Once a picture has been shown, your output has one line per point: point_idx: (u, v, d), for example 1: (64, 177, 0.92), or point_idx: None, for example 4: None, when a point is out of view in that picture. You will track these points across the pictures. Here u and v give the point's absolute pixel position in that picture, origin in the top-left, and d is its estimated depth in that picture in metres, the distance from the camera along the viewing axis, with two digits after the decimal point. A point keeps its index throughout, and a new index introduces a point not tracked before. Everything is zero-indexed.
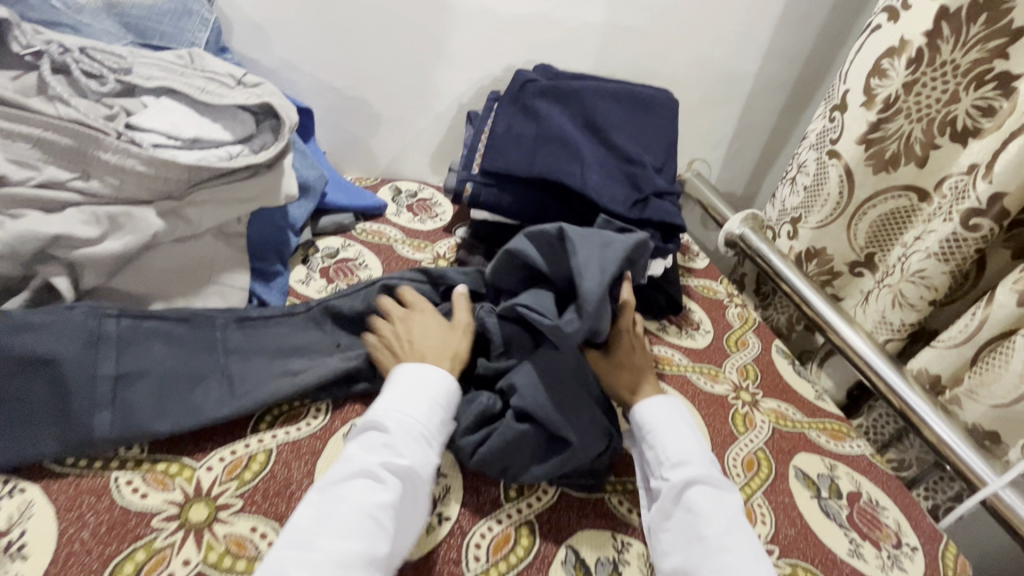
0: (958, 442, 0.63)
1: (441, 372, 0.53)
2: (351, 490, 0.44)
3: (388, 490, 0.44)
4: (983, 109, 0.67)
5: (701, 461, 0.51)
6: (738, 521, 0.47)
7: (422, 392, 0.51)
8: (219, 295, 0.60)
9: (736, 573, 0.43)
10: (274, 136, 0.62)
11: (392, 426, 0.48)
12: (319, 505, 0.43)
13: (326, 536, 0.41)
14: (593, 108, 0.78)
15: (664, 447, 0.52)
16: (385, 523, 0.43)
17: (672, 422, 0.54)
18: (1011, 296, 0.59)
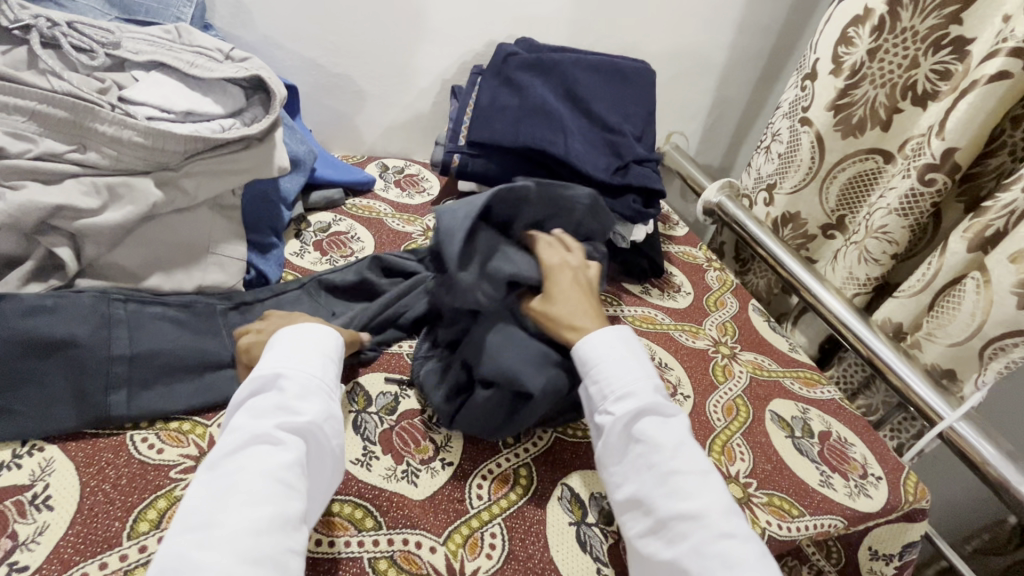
0: (921, 383, 0.68)
1: (326, 329, 0.52)
2: (245, 460, 0.41)
3: (289, 450, 0.42)
4: (941, 73, 0.72)
5: (644, 388, 0.50)
6: (687, 444, 0.47)
7: (305, 352, 0.49)
8: (217, 267, 0.62)
9: (689, 492, 0.44)
10: (264, 110, 0.64)
11: (284, 388, 0.45)
12: (218, 480, 0.40)
13: (225, 510, 0.38)
14: (575, 79, 0.81)
15: (606, 380, 0.50)
16: (294, 482, 0.41)
17: (613, 351, 0.51)
18: (962, 244, 0.64)
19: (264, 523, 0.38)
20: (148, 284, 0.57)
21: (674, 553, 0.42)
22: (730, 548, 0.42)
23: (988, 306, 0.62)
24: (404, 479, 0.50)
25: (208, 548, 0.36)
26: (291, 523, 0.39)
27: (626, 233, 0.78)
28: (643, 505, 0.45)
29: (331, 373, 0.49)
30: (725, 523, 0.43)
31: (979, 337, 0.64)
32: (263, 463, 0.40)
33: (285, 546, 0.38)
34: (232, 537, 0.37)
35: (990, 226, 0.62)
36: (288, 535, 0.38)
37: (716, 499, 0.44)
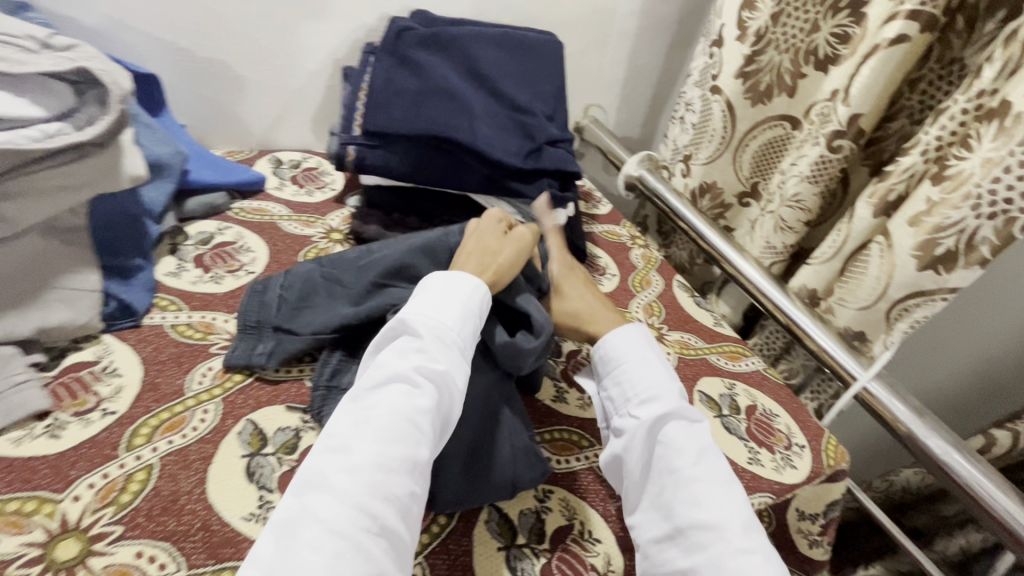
0: (835, 346, 0.70)
1: (471, 279, 0.50)
2: (386, 396, 0.44)
3: (426, 397, 0.43)
4: (841, 36, 0.70)
5: (669, 396, 0.53)
6: (711, 453, 0.50)
7: (448, 299, 0.48)
8: (63, 302, 0.52)
9: (705, 502, 0.47)
10: (102, 109, 0.53)
11: (426, 331, 0.47)
12: (359, 407, 0.43)
13: (365, 443, 0.41)
14: (476, 55, 0.74)
15: (630, 387, 0.54)
16: (425, 428, 0.43)
17: (638, 360, 0.56)
18: (867, 210, 0.65)
19: (392, 463, 0.41)
20: None
21: (689, 560, 0.45)
22: (748, 563, 0.44)
23: (891, 270, 0.63)
24: None
25: (345, 475, 0.40)
26: (416, 468, 0.42)
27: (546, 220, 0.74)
28: (660, 506, 0.48)
29: (471, 325, 0.49)
30: (741, 537, 0.45)
31: (885, 300, 0.66)
32: (399, 404, 0.43)
33: (407, 488, 0.41)
34: (365, 467, 0.40)
35: (891, 190, 0.63)
36: (412, 478, 0.41)
37: (735, 512, 0.47)
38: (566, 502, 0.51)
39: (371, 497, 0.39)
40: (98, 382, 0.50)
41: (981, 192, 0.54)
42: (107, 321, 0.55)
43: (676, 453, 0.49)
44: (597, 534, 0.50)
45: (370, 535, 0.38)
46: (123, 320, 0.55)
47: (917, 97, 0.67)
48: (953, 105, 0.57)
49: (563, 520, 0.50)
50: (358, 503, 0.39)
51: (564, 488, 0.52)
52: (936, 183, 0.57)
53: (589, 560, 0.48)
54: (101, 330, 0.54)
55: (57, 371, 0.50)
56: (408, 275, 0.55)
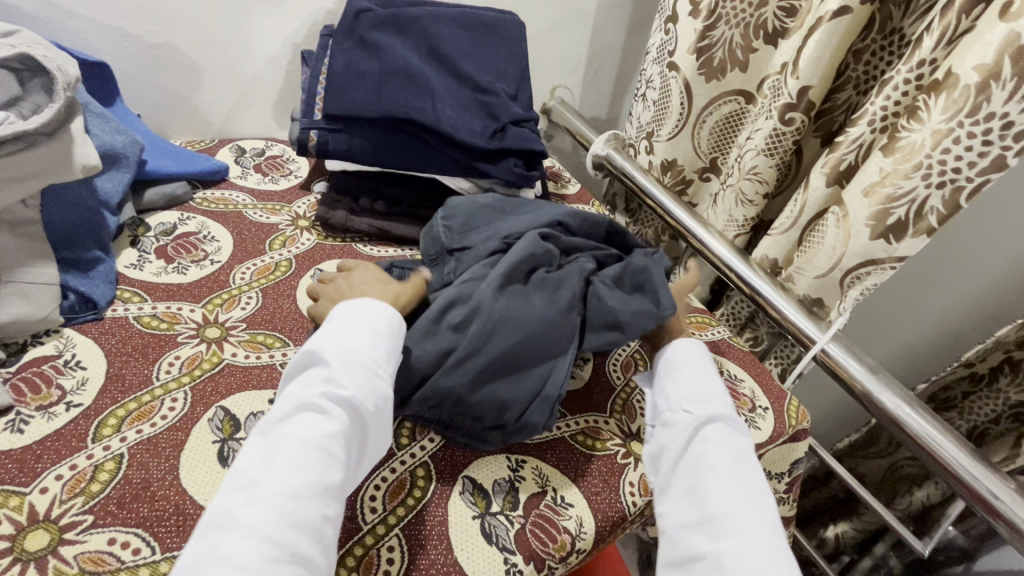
0: (795, 313, 0.73)
1: (381, 306, 0.49)
2: (293, 425, 0.42)
3: (332, 420, 0.42)
4: (787, 10, 0.73)
5: (721, 403, 0.53)
6: (748, 459, 0.50)
7: (357, 326, 0.47)
8: (20, 297, 0.51)
9: (738, 497, 0.46)
10: (49, 98, 0.52)
11: (335, 358, 0.45)
12: (265, 441, 0.41)
13: (270, 473, 0.39)
14: (436, 36, 0.74)
15: (682, 388, 0.54)
16: (335, 452, 0.41)
17: (696, 366, 0.56)
18: (821, 179, 0.67)
19: (301, 491, 0.38)
20: None
21: (713, 547, 0.44)
22: (764, 559, 0.43)
23: (846, 238, 0.65)
24: None
25: (250, 509, 0.37)
26: (328, 491, 0.40)
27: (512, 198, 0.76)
28: (691, 500, 0.48)
29: (382, 348, 0.47)
30: (766, 537, 0.44)
31: (839, 268, 0.68)
32: (306, 432, 0.41)
33: (319, 512, 0.39)
34: (271, 498, 0.38)
35: (843, 159, 0.65)
36: (324, 502, 0.39)
37: (762, 515, 0.46)
38: (540, 471, 0.53)
39: (279, 529, 0.37)
40: (61, 376, 0.49)
41: (930, 162, 0.56)
42: (66, 315, 0.54)
43: (712, 452, 0.49)
44: (569, 499, 0.51)
45: (280, 565, 0.36)
46: (84, 313, 0.55)
47: (863, 68, 0.69)
48: (897, 75, 0.59)
49: (536, 488, 0.51)
50: (265, 533, 0.37)
51: (538, 458, 0.54)
52: (888, 154, 0.59)
53: (562, 523, 0.49)
54: (61, 324, 0.53)
55: (18, 367, 0.49)
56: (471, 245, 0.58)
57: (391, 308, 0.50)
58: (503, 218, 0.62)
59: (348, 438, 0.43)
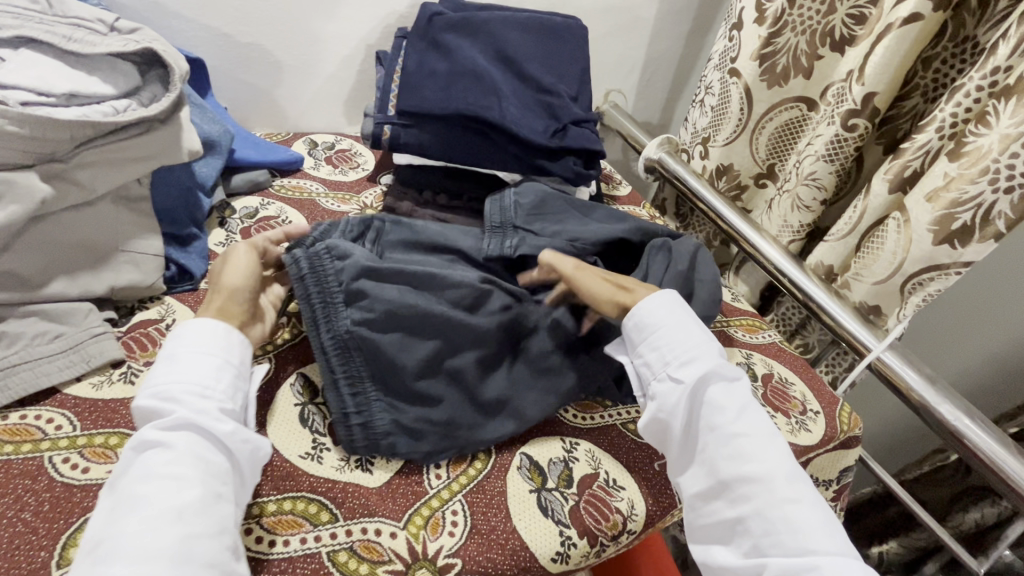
0: (851, 321, 0.72)
1: (199, 320, 0.47)
2: (134, 469, 0.39)
3: (172, 446, 0.40)
4: (856, 17, 0.73)
5: (708, 356, 0.52)
6: (749, 408, 0.50)
7: (182, 350, 0.45)
8: (132, 265, 0.56)
9: (749, 454, 0.47)
10: (165, 87, 0.58)
11: (162, 392, 0.42)
12: (110, 498, 0.38)
13: (120, 520, 0.36)
14: (503, 39, 0.77)
15: (668, 348, 0.52)
16: (188, 477, 0.39)
17: (675, 319, 0.54)
18: (884, 186, 0.67)
19: (160, 522, 0.36)
20: (49, 291, 0.51)
21: (737, 511, 0.46)
22: (791, 511, 0.45)
23: (908, 244, 0.65)
24: (359, 467, 0.49)
25: (103, 565, 0.34)
26: (192, 513, 0.37)
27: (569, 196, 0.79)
28: (709, 467, 0.49)
29: (213, 362, 0.45)
30: (787, 486, 0.45)
31: (900, 274, 0.68)
32: (148, 471, 0.38)
33: (182, 535, 0.36)
34: (127, 540, 0.35)
35: (907, 166, 0.65)
36: (189, 523, 0.37)
37: (778, 462, 0.47)
38: (593, 454, 0.55)
39: (146, 563, 0.34)
40: (164, 337, 0.55)
41: (999, 166, 0.55)
42: (169, 285, 0.59)
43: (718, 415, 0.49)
44: (621, 482, 0.53)
45: None
46: (183, 283, 0.60)
47: (932, 75, 0.69)
48: (968, 81, 0.58)
49: (589, 469, 0.53)
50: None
51: (591, 441, 0.56)
52: (954, 159, 0.59)
53: (615, 504, 0.51)
54: (163, 292, 0.59)
55: (128, 326, 0.55)
56: (525, 228, 0.66)
57: (218, 321, 0.47)
58: (572, 218, 0.69)
59: (202, 458, 0.40)
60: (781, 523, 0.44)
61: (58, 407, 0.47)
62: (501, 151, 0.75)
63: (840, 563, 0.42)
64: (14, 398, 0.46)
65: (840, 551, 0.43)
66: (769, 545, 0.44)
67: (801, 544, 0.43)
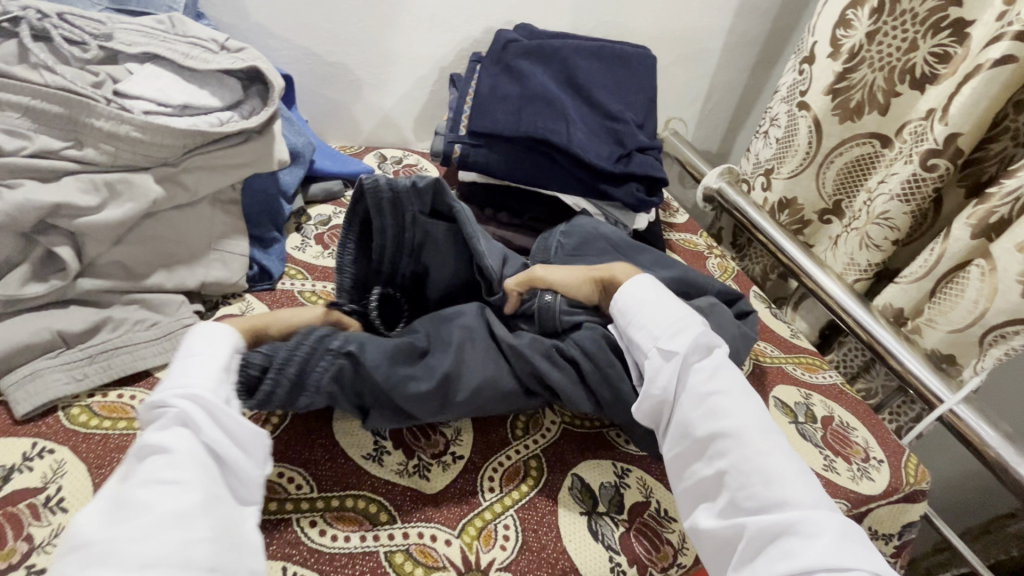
0: (921, 367, 0.69)
1: (227, 328, 0.46)
2: (137, 472, 0.37)
3: (181, 450, 0.38)
4: (940, 56, 0.71)
5: (685, 323, 0.53)
6: (726, 370, 0.51)
7: (182, 352, 0.44)
8: (221, 263, 0.60)
9: (726, 413, 0.48)
10: (263, 101, 0.62)
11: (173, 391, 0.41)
12: (110, 498, 0.36)
13: (113, 526, 0.34)
14: (574, 66, 0.80)
15: (648, 317, 0.54)
16: (187, 478, 0.37)
17: (657, 295, 0.55)
18: (965, 230, 0.64)
19: (153, 526, 0.34)
20: (150, 282, 0.55)
21: (713, 468, 0.46)
22: (764, 463, 0.45)
23: (991, 294, 0.63)
24: (416, 474, 0.50)
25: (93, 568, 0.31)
26: (191, 517, 0.35)
27: (628, 221, 0.80)
28: (693, 437, 0.48)
29: (225, 361, 0.44)
30: (760, 439, 0.46)
31: (980, 324, 0.65)
32: (145, 473, 0.36)
33: (181, 538, 0.34)
34: (121, 549, 0.32)
35: (993, 212, 0.62)
36: (188, 526, 0.35)
37: (754, 421, 0.48)
38: (644, 482, 0.55)
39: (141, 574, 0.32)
40: None
41: None
42: (250, 283, 0.64)
43: (704, 380, 0.49)
44: (672, 513, 0.53)
45: None
46: (262, 282, 0.64)
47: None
48: None
49: (640, 497, 0.53)
50: None
51: (643, 470, 0.56)
52: None
53: (665, 535, 0.51)
54: (244, 290, 0.63)
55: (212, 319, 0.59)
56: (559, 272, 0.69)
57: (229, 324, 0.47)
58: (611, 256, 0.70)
59: (203, 461, 0.39)
60: (756, 475, 0.44)
61: (150, 389, 0.51)
62: (565, 174, 0.77)
63: (812, 514, 0.42)
64: (114, 378, 0.50)
65: (813, 505, 0.43)
66: (744, 502, 0.44)
67: (774, 498, 0.43)
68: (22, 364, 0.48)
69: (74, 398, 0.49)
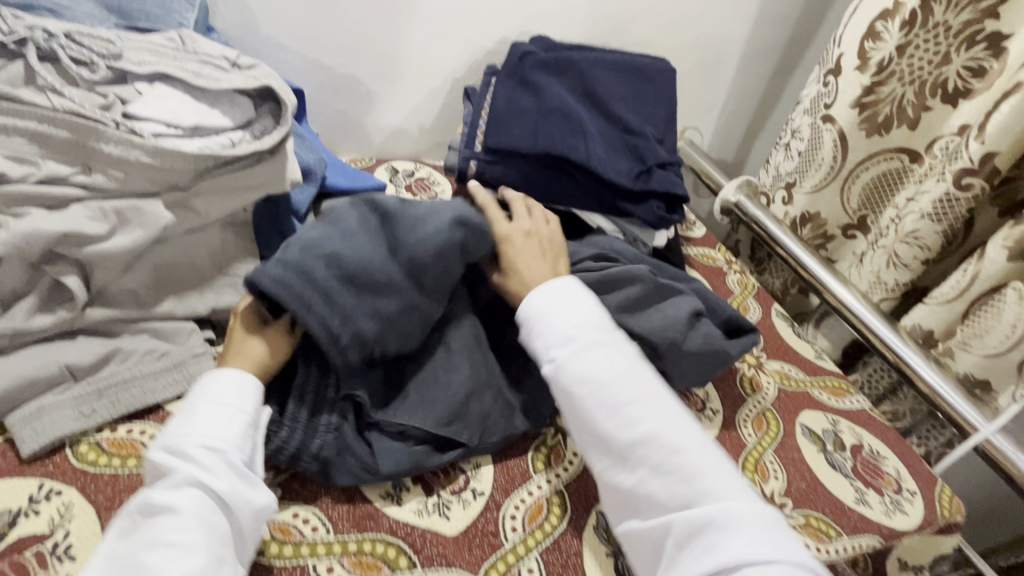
0: (953, 393, 0.67)
1: (240, 377, 0.45)
2: (143, 536, 0.37)
3: (185, 513, 0.38)
4: (974, 70, 0.69)
5: (587, 327, 0.50)
6: (637, 369, 0.48)
7: (198, 402, 0.43)
8: (232, 288, 0.58)
9: (643, 418, 0.46)
10: (275, 121, 0.59)
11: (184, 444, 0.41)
12: (114, 564, 0.36)
13: None
14: (592, 79, 0.77)
15: (556, 323, 0.50)
16: (195, 543, 0.37)
17: (560, 297, 0.51)
18: (1001, 253, 0.62)
19: None
20: (160, 310, 0.54)
21: (634, 478, 0.45)
22: (682, 462, 0.44)
23: None
24: (435, 513, 0.49)
25: None
26: None
27: (647, 239, 0.77)
28: (605, 444, 0.46)
29: (237, 412, 0.43)
30: (677, 439, 0.45)
31: (1018, 349, 0.64)
32: (151, 540, 0.36)
33: None
34: None
35: None
36: None
37: (669, 417, 0.46)
38: None
39: None
40: None
41: None
42: None
43: (600, 387, 0.46)
44: None
45: None
46: None
47: None
48: None
49: None
50: None
51: None
52: None
53: None
54: None
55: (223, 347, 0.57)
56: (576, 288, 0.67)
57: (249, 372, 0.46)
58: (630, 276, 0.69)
59: (209, 522, 0.38)
60: (676, 478, 0.43)
61: (160, 424, 0.49)
62: (583, 191, 0.74)
63: (730, 508, 0.42)
64: (123, 412, 0.48)
65: (733, 498, 0.43)
66: (667, 501, 0.43)
67: (697, 494, 0.43)
68: (28, 400, 0.46)
69: (82, 435, 0.47)
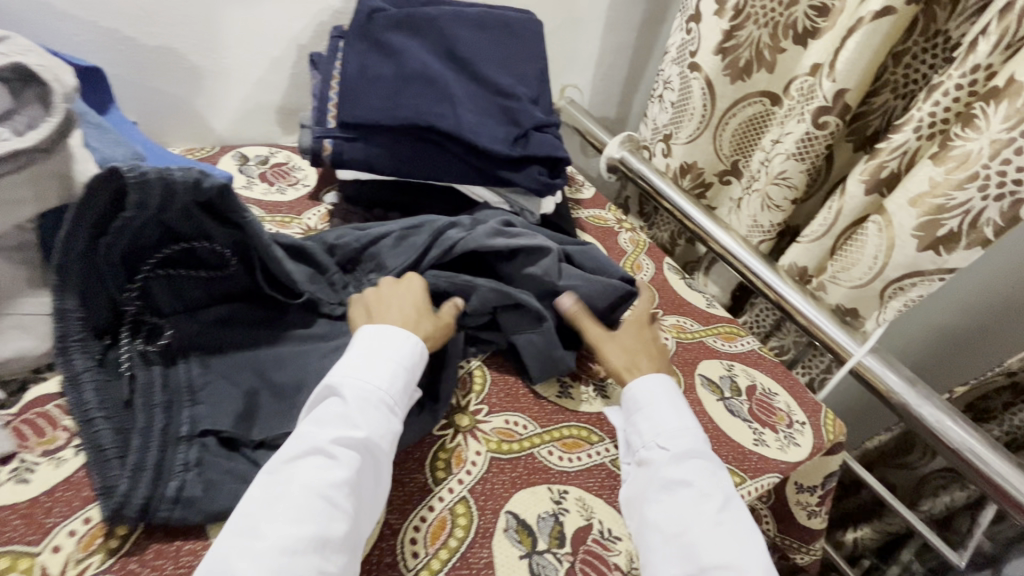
0: (828, 323, 0.71)
1: (411, 337, 0.50)
2: (300, 469, 0.42)
3: (342, 468, 0.42)
4: (818, 9, 0.71)
5: (694, 438, 0.51)
6: (733, 500, 0.47)
7: (380, 354, 0.48)
8: (20, 330, 0.46)
9: (734, 544, 0.44)
10: (44, 108, 0.46)
11: (349, 389, 0.46)
12: (273, 483, 0.41)
13: (271, 522, 0.39)
14: (453, 37, 0.70)
15: (659, 426, 0.51)
16: (340, 502, 0.41)
17: (667, 400, 0.53)
18: (859, 187, 0.65)
19: (299, 544, 0.38)
20: None
21: None
22: None
23: (889, 248, 0.64)
24: None
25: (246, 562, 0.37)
26: (331, 544, 0.39)
27: (534, 207, 0.73)
28: (680, 558, 0.44)
29: (394, 370, 0.48)
30: None
31: (880, 278, 0.67)
32: (311, 478, 0.41)
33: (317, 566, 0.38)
34: (269, 550, 0.38)
35: (884, 166, 0.63)
36: (325, 557, 0.39)
37: (758, 556, 0.44)
38: (584, 501, 0.51)
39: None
40: (65, 417, 0.47)
41: (988, 172, 0.54)
42: None
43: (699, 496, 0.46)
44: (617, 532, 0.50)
45: None
46: None
47: (902, 71, 0.67)
48: (947, 80, 0.56)
49: (581, 521, 0.49)
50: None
51: (580, 488, 0.52)
52: (937, 162, 0.57)
53: (613, 559, 0.48)
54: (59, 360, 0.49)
55: (19, 408, 0.47)
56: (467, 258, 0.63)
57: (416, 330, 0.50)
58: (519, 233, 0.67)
59: (356, 482, 0.42)
60: None
61: None
62: (456, 163, 0.68)
63: None
64: None
65: None
66: None
67: None
68: None
69: None
